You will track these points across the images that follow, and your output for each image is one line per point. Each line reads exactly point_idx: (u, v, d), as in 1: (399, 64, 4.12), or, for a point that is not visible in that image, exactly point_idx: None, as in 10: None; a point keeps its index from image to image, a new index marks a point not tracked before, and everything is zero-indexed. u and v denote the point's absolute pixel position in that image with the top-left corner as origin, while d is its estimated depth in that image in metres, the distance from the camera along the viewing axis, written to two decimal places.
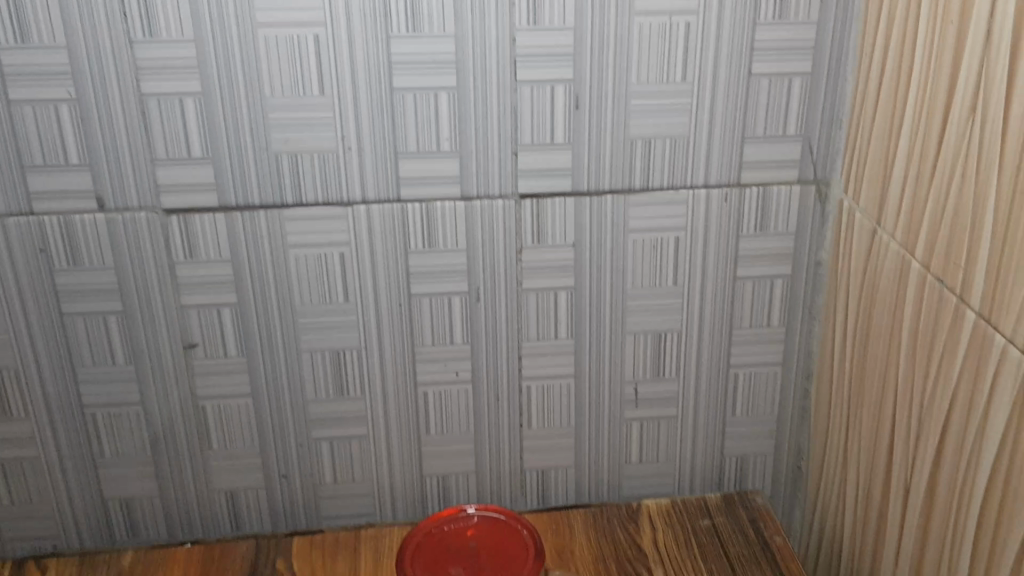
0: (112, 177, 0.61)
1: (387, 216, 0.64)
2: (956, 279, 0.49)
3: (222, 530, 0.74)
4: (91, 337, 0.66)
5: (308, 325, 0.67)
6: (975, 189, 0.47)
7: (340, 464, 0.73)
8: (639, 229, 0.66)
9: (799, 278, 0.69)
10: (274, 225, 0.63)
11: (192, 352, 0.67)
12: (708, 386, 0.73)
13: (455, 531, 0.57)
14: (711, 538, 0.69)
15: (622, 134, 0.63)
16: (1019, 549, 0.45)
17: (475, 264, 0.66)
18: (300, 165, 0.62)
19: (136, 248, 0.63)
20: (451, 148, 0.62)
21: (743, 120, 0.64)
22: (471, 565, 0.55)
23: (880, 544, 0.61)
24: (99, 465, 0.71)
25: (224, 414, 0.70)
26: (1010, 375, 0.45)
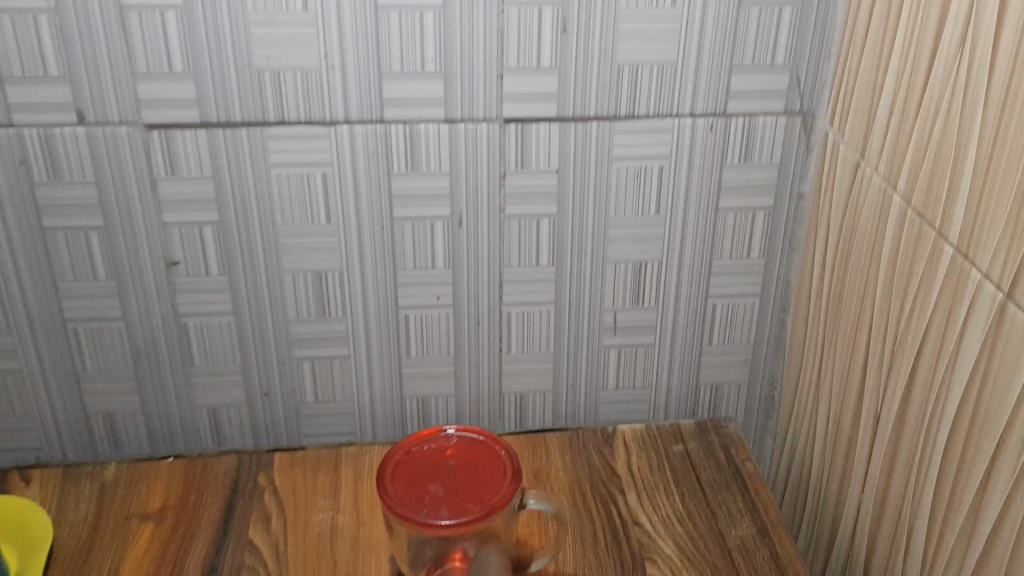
0: (92, 90, 0.61)
1: (370, 136, 0.63)
2: (936, 213, 0.50)
3: (203, 445, 0.75)
4: (73, 252, 0.66)
5: (290, 245, 0.67)
6: (959, 124, 0.47)
7: (321, 384, 0.73)
8: (623, 157, 0.66)
9: (780, 210, 0.70)
10: (256, 143, 0.63)
11: (174, 269, 0.67)
12: (686, 315, 0.74)
13: (435, 450, 0.58)
14: (684, 463, 0.71)
15: (609, 60, 0.63)
16: (983, 477, 0.47)
17: (458, 188, 0.66)
18: (283, 83, 0.61)
19: (118, 163, 0.63)
20: (436, 70, 0.62)
21: (732, 49, 0.63)
22: (450, 484, 0.56)
23: (849, 471, 0.62)
24: (82, 379, 0.71)
25: (206, 331, 0.70)
26: (984, 308, 0.46)
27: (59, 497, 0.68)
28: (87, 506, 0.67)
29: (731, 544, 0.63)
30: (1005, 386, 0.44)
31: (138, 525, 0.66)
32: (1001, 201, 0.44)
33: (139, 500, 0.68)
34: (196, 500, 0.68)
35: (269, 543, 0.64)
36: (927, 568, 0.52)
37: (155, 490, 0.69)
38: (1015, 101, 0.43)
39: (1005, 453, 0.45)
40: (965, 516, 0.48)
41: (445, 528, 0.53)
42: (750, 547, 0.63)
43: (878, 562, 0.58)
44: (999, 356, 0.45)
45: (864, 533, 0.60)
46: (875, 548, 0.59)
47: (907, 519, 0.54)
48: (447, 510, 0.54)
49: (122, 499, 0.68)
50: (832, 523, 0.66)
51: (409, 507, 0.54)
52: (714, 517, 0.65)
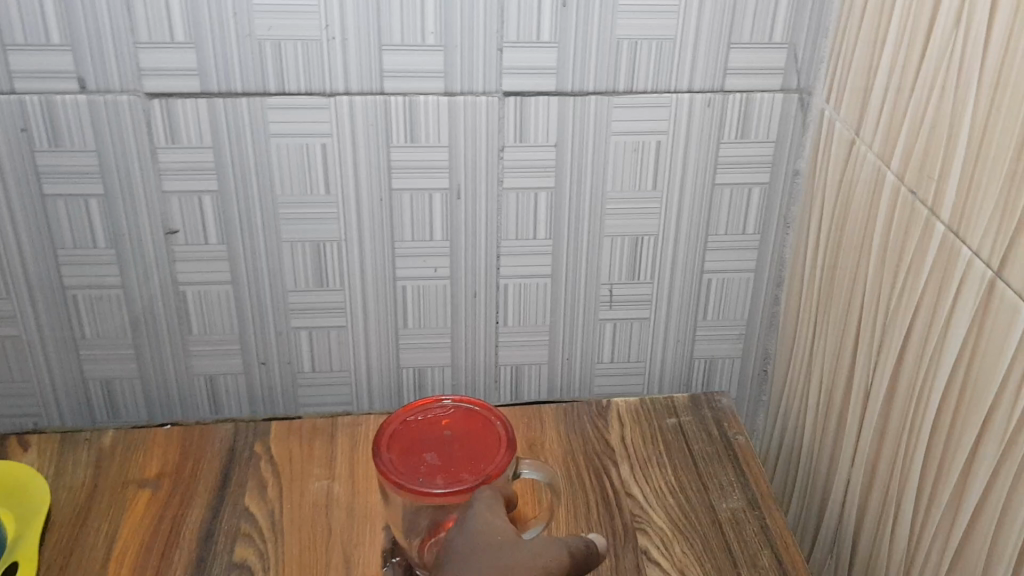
0: (93, 58, 0.60)
1: (370, 107, 0.64)
2: (928, 191, 0.50)
3: (201, 412, 0.76)
4: (72, 219, 0.66)
5: (289, 215, 0.67)
6: (954, 101, 0.48)
7: (318, 353, 0.74)
8: (620, 132, 0.66)
9: (776, 186, 0.70)
10: (256, 113, 0.63)
11: (173, 238, 0.68)
12: (681, 289, 0.74)
13: (431, 420, 0.59)
14: (677, 436, 0.71)
15: (608, 35, 0.63)
16: (971, 451, 0.47)
17: (456, 161, 0.66)
18: (283, 53, 0.61)
19: (118, 132, 0.63)
20: (436, 42, 0.62)
21: (731, 25, 0.63)
22: (445, 454, 0.57)
23: (839, 445, 0.63)
24: (81, 346, 0.72)
25: (204, 300, 0.71)
26: (974, 285, 0.46)
27: (57, 463, 0.69)
28: (85, 472, 0.68)
29: (721, 517, 0.64)
30: (994, 362, 0.45)
31: (135, 492, 0.66)
32: (992, 178, 0.45)
33: (136, 467, 0.68)
34: (193, 468, 0.68)
35: (265, 511, 0.65)
36: (914, 540, 0.53)
37: (153, 457, 0.69)
38: (1008, 79, 0.43)
39: (991, 428, 0.45)
40: (951, 490, 0.49)
41: (438, 497, 0.54)
42: (740, 519, 0.64)
43: (867, 534, 0.60)
44: (988, 333, 0.46)
45: (853, 506, 0.61)
46: (864, 520, 0.60)
47: (896, 491, 0.55)
48: (441, 479, 0.55)
49: (119, 466, 0.68)
50: (822, 497, 0.67)
51: (403, 476, 0.55)
52: (705, 490, 0.66)
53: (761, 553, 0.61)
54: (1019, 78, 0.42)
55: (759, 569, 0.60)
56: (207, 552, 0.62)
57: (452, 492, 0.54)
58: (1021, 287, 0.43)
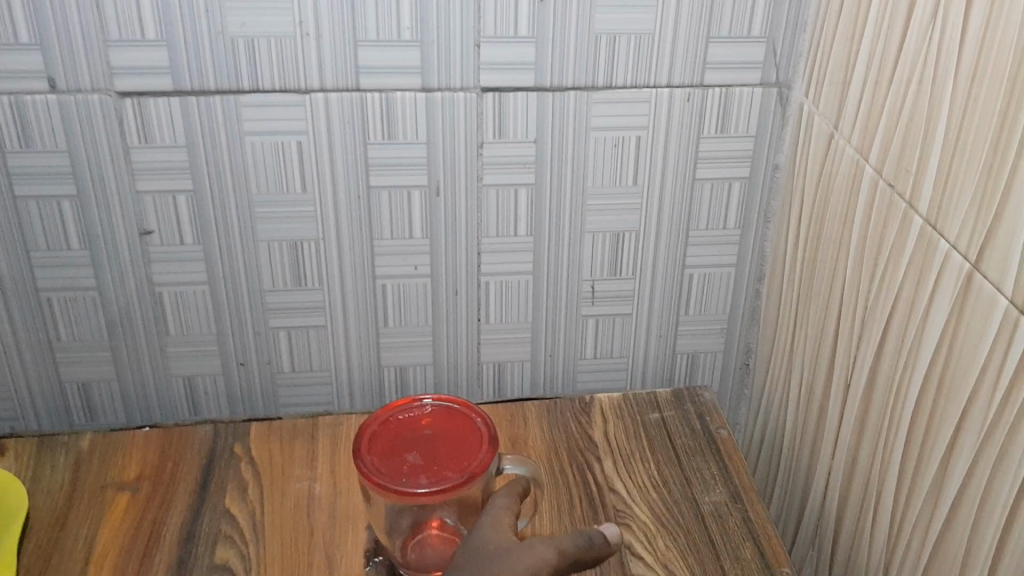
0: (64, 57, 0.59)
1: (346, 104, 0.63)
2: (906, 184, 0.50)
3: (180, 414, 0.75)
4: (45, 220, 0.65)
5: (265, 214, 0.67)
6: (931, 94, 0.47)
7: (298, 353, 0.73)
8: (600, 127, 0.66)
9: (756, 180, 0.70)
10: (230, 111, 0.62)
11: (147, 238, 0.67)
12: (663, 284, 0.74)
13: (410, 420, 0.58)
14: (659, 430, 0.71)
15: (586, 30, 0.62)
16: (949, 444, 0.47)
17: (435, 157, 0.66)
18: (256, 50, 0.60)
19: (90, 132, 0.62)
20: (412, 37, 0.61)
21: (709, 19, 0.63)
22: (426, 453, 0.56)
23: (820, 439, 0.63)
24: (56, 348, 0.71)
25: (181, 300, 0.70)
26: (952, 278, 0.46)
27: (34, 467, 0.68)
28: (63, 475, 0.67)
29: (704, 511, 0.64)
30: (972, 355, 0.45)
31: (114, 495, 0.66)
32: (970, 170, 0.44)
33: (115, 469, 0.68)
34: (172, 469, 0.68)
35: (247, 513, 0.64)
36: (894, 532, 0.53)
37: (132, 460, 0.68)
38: (984, 72, 0.43)
39: (970, 420, 0.45)
40: (931, 482, 0.49)
41: (421, 496, 0.54)
42: (723, 513, 0.64)
43: (848, 527, 0.59)
44: (966, 325, 0.45)
45: (834, 498, 0.61)
46: (845, 513, 0.60)
47: (876, 484, 0.55)
48: (423, 478, 0.54)
49: (98, 469, 0.68)
50: (803, 490, 0.66)
51: (385, 477, 0.55)
52: (687, 484, 0.66)
53: (744, 546, 0.61)
54: (995, 70, 0.42)
55: (741, 562, 0.60)
56: (188, 554, 0.61)
57: (435, 491, 0.54)
58: (997, 279, 0.43)
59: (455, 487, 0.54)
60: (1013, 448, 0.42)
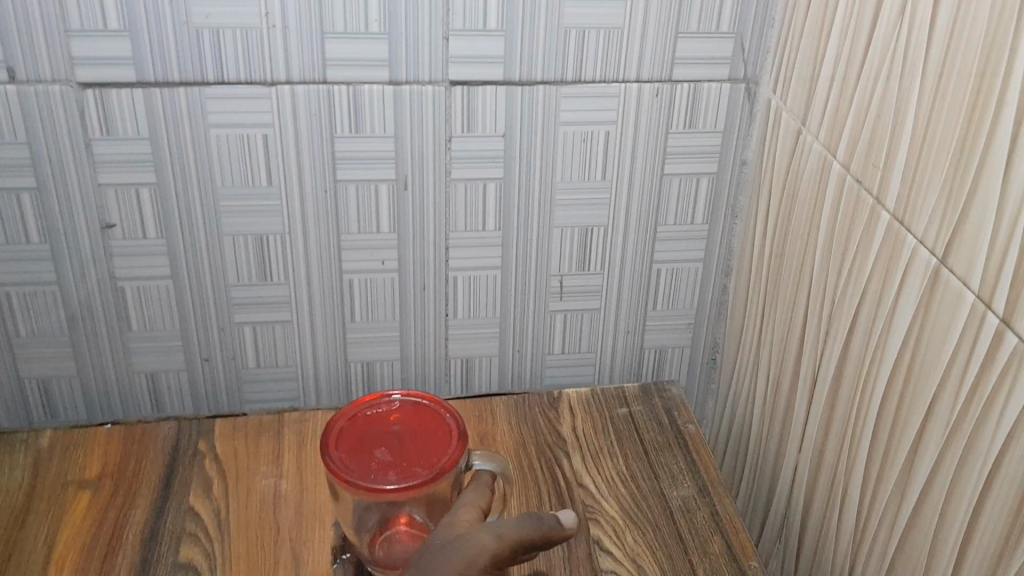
0: (23, 46, 0.58)
1: (313, 97, 0.62)
2: (873, 179, 0.51)
3: (143, 411, 0.74)
4: (4, 214, 0.64)
5: (231, 208, 0.66)
6: (899, 91, 0.48)
7: (263, 348, 0.72)
8: (569, 122, 0.66)
9: (724, 176, 0.70)
10: (194, 103, 0.61)
11: (109, 232, 0.66)
12: (631, 279, 0.74)
13: (379, 416, 0.58)
14: (627, 425, 0.71)
15: (555, 24, 0.62)
16: (915, 438, 0.48)
17: (403, 151, 0.65)
18: (222, 41, 0.59)
19: (50, 123, 0.61)
20: (380, 30, 0.60)
21: (678, 14, 0.63)
22: (395, 449, 0.56)
23: (787, 433, 0.64)
24: (15, 344, 0.69)
25: (144, 295, 0.69)
26: (919, 273, 0.47)
27: None
28: (22, 473, 0.66)
29: (672, 505, 0.64)
30: (939, 349, 0.45)
31: (75, 493, 0.64)
32: (937, 166, 0.45)
33: (76, 467, 0.66)
34: (135, 467, 0.67)
35: (211, 510, 0.63)
36: (861, 524, 0.54)
37: (93, 457, 0.67)
38: (952, 70, 0.43)
39: (937, 414, 0.46)
40: (898, 475, 0.50)
41: (390, 491, 0.53)
42: (691, 507, 0.64)
43: (814, 519, 0.60)
44: (932, 320, 0.46)
45: (801, 492, 0.62)
46: (812, 507, 0.60)
47: (843, 478, 0.56)
48: (392, 474, 0.54)
49: (58, 467, 0.66)
50: (770, 484, 0.67)
51: (353, 473, 0.54)
52: (656, 478, 0.66)
53: (713, 540, 0.62)
54: (962, 67, 0.43)
55: (710, 556, 0.60)
56: (152, 552, 0.60)
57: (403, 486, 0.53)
58: (964, 274, 0.43)
59: (424, 483, 0.53)
60: (979, 441, 0.43)
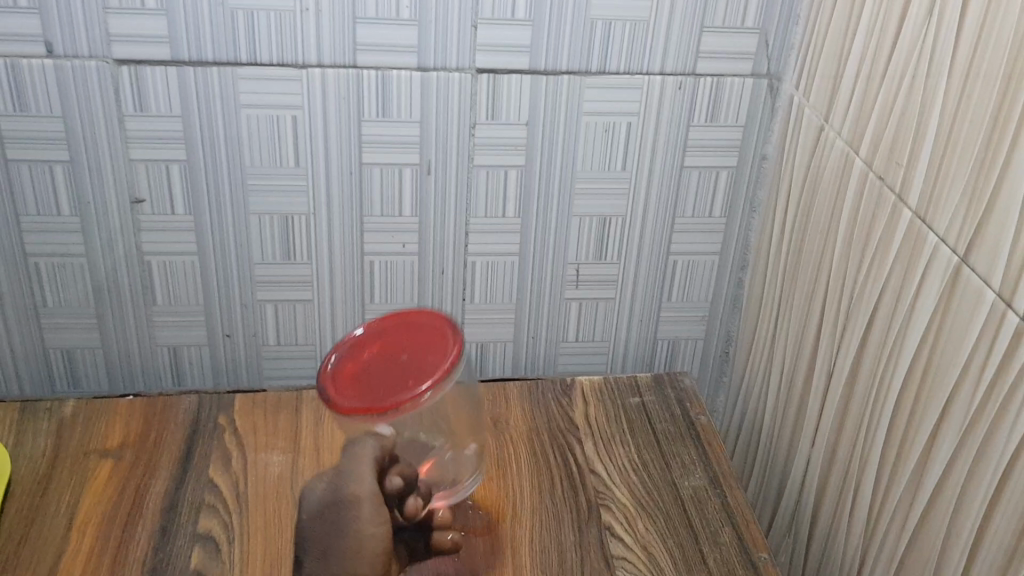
0: (61, 21, 0.59)
1: (342, 80, 0.63)
2: (896, 177, 0.51)
3: (163, 383, 0.76)
4: (36, 185, 0.65)
5: (258, 187, 0.67)
6: (924, 89, 0.49)
7: (284, 326, 0.74)
8: (592, 112, 0.67)
9: (744, 170, 0.71)
10: (227, 83, 0.62)
11: (138, 207, 0.67)
12: (647, 270, 0.75)
13: (355, 348, 0.58)
14: (640, 415, 0.72)
15: (583, 15, 0.63)
16: (930, 434, 0.49)
17: (428, 137, 0.66)
18: (256, 22, 0.60)
19: (85, 98, 0.62)
20: (411, 16, 0.61)
21: (705, 9, 0.64)
22: (395, 368, 0.57)
23: (799, 427, 0.65)
24: (42, 314, 0.71)
25: (170, 270, 0.70)
26: (939, 271, 0.48)
27: (18, 432, 0.68)
28: (46, 441, 0.67)
29: (683, 495, 0.65)
30: (957, 347, 0.46)
31: (97, 462, 0.66)
32: (961, 166, 0.46)
33: (98, 436, 0.68)
34: (156, 438, 0.68)
35: (230, 482, 0.65)
36: (873, 518, 0.55)
37: (115, 427, 0.69)
38: (978, 71, 0.44)
39: (953, 410, 0.47)
40: (912, 470, 0.51)
41: (426, 398, 0.54)
42: (702, 497, 0.65)
43: (825, 512, 0.61)
44: (952, 318, 0.47)
45: (812, 487, 0.63)
46: (823, 500, 0.61)
47: (856, 473, 0.57)
48: (383, 394, 0.55)
49: (81, 435, 0.68)
50: (781, 477, 0.68)
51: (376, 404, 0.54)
52: (667, 468, 0.67)
53: (723, 530, 0.63)
54: (989, 69, 0.43)
55: (720, 546, 0.62)
56: (171, 522, 0.62)
57: (435, 387, 0.54)
58: (986, 272, 0.44)
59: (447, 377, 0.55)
60: (996, 436, 0.43)
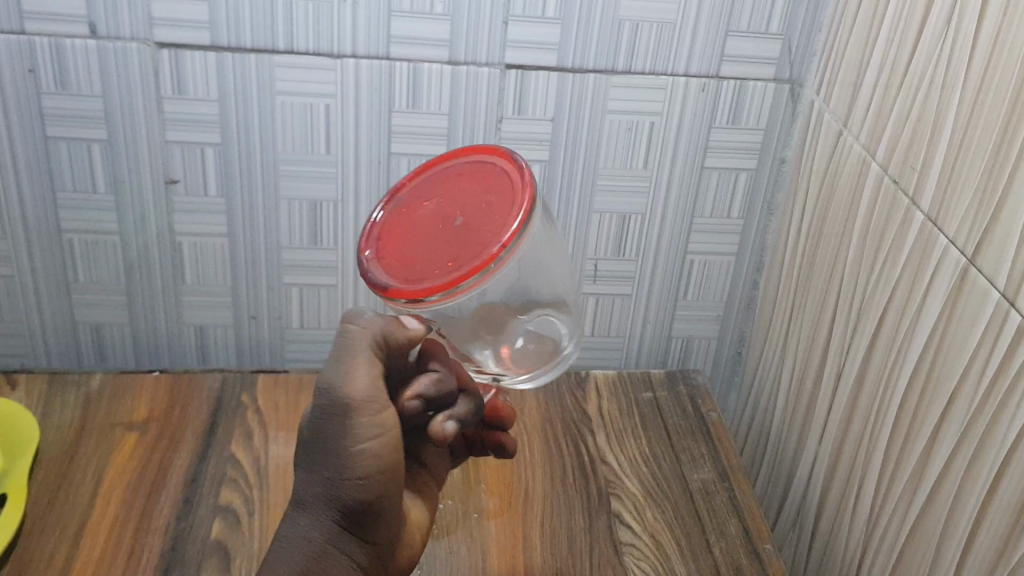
0: (105, 3, 0.61)
1: (374, 70, 0.65)
2: (910, 181, 0.53)
3: (188, 361, 0.78)
4: (74, 163, 0.67)
5: (289, 173, 0.69)
6: (940, 96, 0.50)
7: (308, 310, 0.76)
8: (616, 111, 0.68)
9: (762, 173, 0.72)
10: (263, 68, 0.64)
11: (172, 187, 0.69)
12: (664, 267, 0.77)
13: (393, 239, 0.51)
14: (652, 409, 0.74)
15: (612, 15, 0.64)
16: (933, 430, 0.50)
17: (455, 128, 0.68)
18: (294, 12, 0.62)
19: (125, 79, 0.64)
20: (443, 11, 0.63)
21: (730, 13, 0.65)
22: (444, 218, 0.50)
23: (807, 425, 0.66)
24: (73, 289, 0.73)
25: (199, 250, 0.72)
26: (947, 273, 0.49)
27: (46, 402, 0.70)
28: (73, 412, 0.69)
29: (693, 487, 0.67)
30: (960, 346, 0.48)
31: (122, 434, 0.68)
32: (972, 171, 0.47)
33: (124, 409, 0.70)
34: (180, 413, 0.70)
35: (251, 458, 0.66)
36: (874, 514, 0.56)
37: (141, 400, 0.71)
38: (991, 80, 0.46)
39: (955, 408, 0.48)
40: (914, 465, 0.52)
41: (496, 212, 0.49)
42: (710, 490, 0.67)
43: (829, 509, 0.62)
44: (957, 318, 0.48)
45: (818, 483, 0.64)
46: (828, 496, 0.63)
47: (860, 469, 0.58)
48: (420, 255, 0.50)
49: (108, 407, 0.70)
50: (789, 474, 0.69)
51: (443, 265, 0.48)
52: (677, 461, 0.69)
53: (730, 522, 0.64)
54: (1003, 76, 0.45)
55: (726, 536, 0.63)
56: (193, 493, 0.63)
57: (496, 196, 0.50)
58: (991, 273, 0.45)
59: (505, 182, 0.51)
60: (994, 431, 0.45)
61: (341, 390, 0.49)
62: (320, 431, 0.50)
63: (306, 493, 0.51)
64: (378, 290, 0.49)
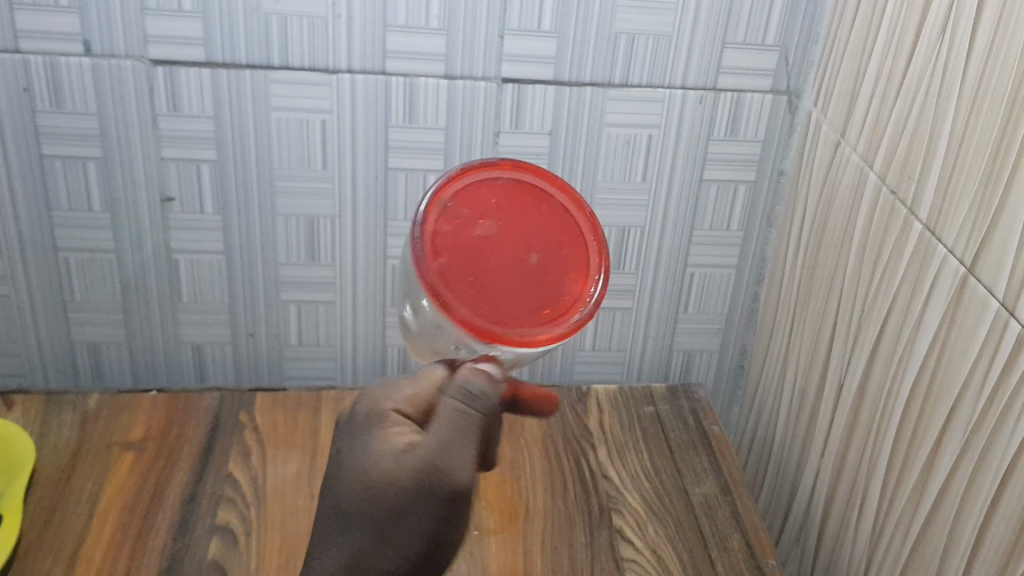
0: (100, 21, 0.61)
1: (370, 85, 0.65)
2: (908, 190, 0.52)
3: (185, 379, 0.77)
4: (69, 181, 0.67)
5: (286, 189, 0.68)
6: (937, 106, 0.50)
7: (306, 327, 0.75)
8: (614, 124, 0.68)
9: (761, 185, 0.72)
10: (258, 85, 0.64)
11: (168, 205, 0.68)
12: (664, 282, 0.76)
13: (463, 261, 0.48)
14: (654, 422, 0.73)
15: (608, 29, 0.64)
16: (935, 443, 0.49)
17: (452, 143, 0.68)
18: (289, 28, 0.62)
19: (121, 97, 0.64)
20: (439, 25, 0.63)
21: (726, 25, 0.65)
22: (518, 248, 0.49)
23: (810, 439, 0.65)
24: (70, 308, 0.72)
25: (196, 267, 0.71)
26: (947, 282, 0.48)
27: (43, 422, 0.69)
28: (69, 432, 0.68)
29: (694, 501, 0.66)
30: (960, 358, 0.47)
31: (119, 453, 0.67)
32: (970, 178, 0.47)
33: (121, 429, 0.69)
34: (178, 432, 0.69)
35: (249, 477, 0.66)
36: (878, 527, 0.55)
37: (138, 419, 0.70)
38: (987, 88, 0.45)
39: (956, 420, 0.47)
40: (916, 477, 0.51)
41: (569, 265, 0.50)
42: (712, 504, 0.66)
43: (832, 523, 0.62)
44: (957, 329, 0.47)
45: (821, 496, 0.63)
46: (830, 510, 0.62)
47: (863, 482, 0.57)
48: (507, 296, 0.48)
49: (105, 426, 0.69)
50: (792, 487, 0.68)
51: (538, 311, 0.48)
52: (679, 476, 0.68)
53: (732, 537, 0.64)
54: (998, 84, 0.44)
55: (728, 551, 0.62)
56: (190, 513, 0.63)
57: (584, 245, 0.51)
58: (990, 282, 0.45)
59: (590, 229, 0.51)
60: (996, 443, 0.44)
61: (440, 457, 0.48)
62: (410, 496, 0.49)
63: (373, 546, 0.49)
64: (472, 329, 0.46)
